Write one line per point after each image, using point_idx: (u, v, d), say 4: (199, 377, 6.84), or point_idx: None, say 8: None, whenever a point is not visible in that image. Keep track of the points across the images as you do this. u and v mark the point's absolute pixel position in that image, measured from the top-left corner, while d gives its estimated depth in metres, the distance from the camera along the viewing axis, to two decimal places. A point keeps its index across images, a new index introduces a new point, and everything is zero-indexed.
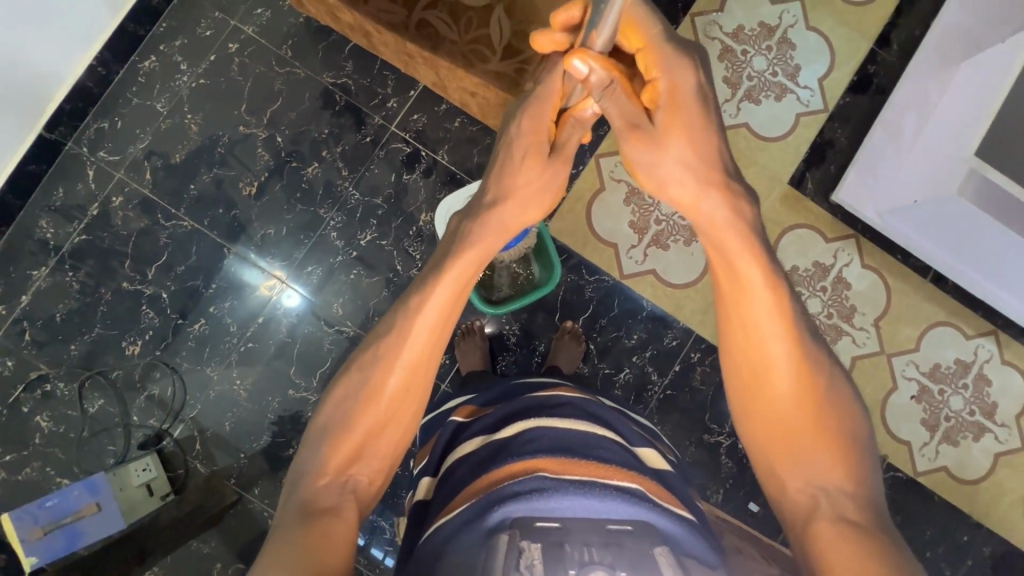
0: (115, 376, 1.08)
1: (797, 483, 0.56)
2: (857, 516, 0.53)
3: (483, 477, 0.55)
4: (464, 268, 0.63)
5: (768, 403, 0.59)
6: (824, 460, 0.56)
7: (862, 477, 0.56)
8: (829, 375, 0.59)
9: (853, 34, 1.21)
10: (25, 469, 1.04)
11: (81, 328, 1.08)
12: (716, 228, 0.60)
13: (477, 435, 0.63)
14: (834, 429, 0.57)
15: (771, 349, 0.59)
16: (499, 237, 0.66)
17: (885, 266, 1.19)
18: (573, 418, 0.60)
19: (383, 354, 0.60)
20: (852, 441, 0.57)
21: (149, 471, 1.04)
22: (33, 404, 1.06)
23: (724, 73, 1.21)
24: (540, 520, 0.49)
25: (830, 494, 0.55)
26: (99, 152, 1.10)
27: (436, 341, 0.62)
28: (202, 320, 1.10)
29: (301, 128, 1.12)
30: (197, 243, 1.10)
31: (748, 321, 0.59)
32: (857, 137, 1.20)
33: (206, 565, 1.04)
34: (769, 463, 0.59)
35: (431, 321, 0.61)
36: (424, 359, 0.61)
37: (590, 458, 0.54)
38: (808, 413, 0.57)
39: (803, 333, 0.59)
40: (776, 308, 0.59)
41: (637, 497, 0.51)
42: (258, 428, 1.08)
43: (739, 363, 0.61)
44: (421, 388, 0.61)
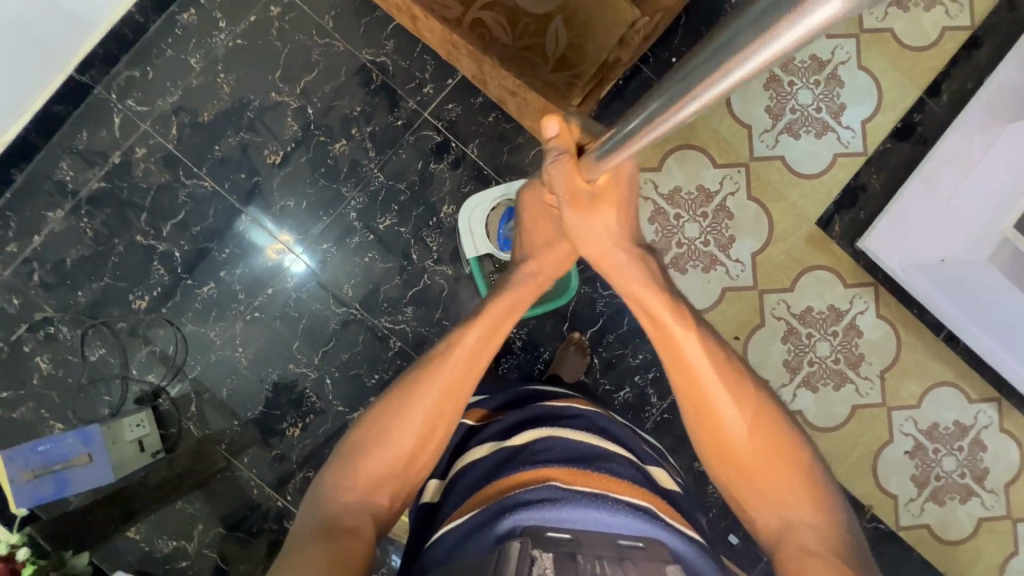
0: (119, 327, 1.07)
1: (764, 514, 0.57)
2: (819, 543, 0.53)
3: (492, 484, 0.54)
4: (496, 313, 0.66)
5: (718, 441, 0.59)
6: (785, 487, 0.56)
7: (828, 506, 0.56)
8: (767, 405, 0.60)
9: (904, 79, 1.19)
10: (20, 409, 1.05)
11: (90, 275, 1.07)
12: (630, 281, 0.65)
13: (488, 440, 0.62)
14: (785, 460, 0.57)
15: (708, 389, 0.60)
16: (531, 291, 0.71)
17: (900, 319, 1.18)
18: (585, 431, 0.60)
19: (421, 374, 0.62)
20: (807, 469, 0.57)
21: (143, 428, 1.04)
22: (34, 344, 1.06)
23: (768, 102, 1.19)
24: (552, 530, 0.48)
25: (794, 524, 0.55)
26: (127, 101, 1.08)
27: (474, 366, 0.63)
28: (211, 284, 1.09)
29: (333, 102, 1.10)
30: (216, 205, 1.09)
31: (684, 363, 0.61)
32: (892, 185, 1.18)
33: (188, 525, 1.05)
34: (733, 494, 0.59)
35: (468, 349, 0.63)
36: (460, 385, 0.62)
37: (601, 471, 0.54)
38: (759, 448, 0.58)
39: (738, 370, 0.61)
40: (705, 350, 0.61)
41: (647, 515, 0.51)
42: (254, 398, 1.08)
43: (683, 404, 0.62)
44: (450, 414, 0.61)
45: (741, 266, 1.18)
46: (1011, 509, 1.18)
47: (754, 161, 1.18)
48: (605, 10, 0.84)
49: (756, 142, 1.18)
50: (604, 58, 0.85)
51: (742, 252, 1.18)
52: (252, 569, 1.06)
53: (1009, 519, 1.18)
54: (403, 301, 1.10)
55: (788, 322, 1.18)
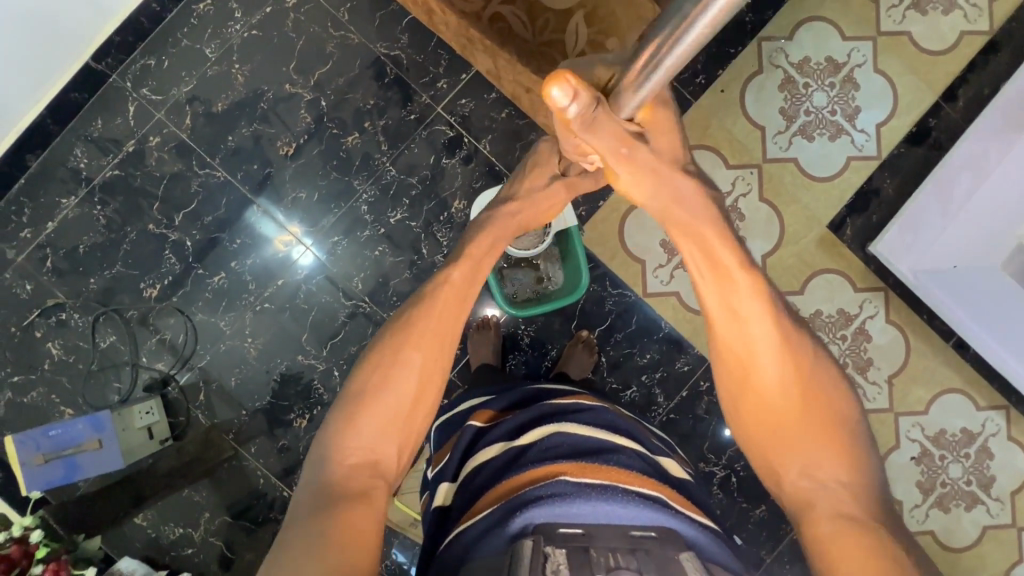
0: (129, 314, 1.08)
1: (793, 475, 0.54)
2: (851, 509, 0.51)
3: (504, 483, 0.54)
4: (478, 250, 0.66)
5: (756, 394, 0.56)
6: (819, 449, 0.54)
7: (863, 472, 0.54)
8: (814, 360, 0.57)
9: (920, 83, 1.18)
10: (31, 393, 1.06)
11: (102, 262, 1.08)
12: (694, 219, 0.57)
13: (496, 441, 0.62)
14: (824, 418, 0.55)
15: (755, 341, 0.56)
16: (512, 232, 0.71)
17: (909, 325, 1.17)
18: (593, 427, 0.60)
19: (406, 324, 0.61)
20: (846, 430, 0.55)
21: (152, 415, 1.04)
22: (46, 330, 1.07)
23: (782, 103, 1.18)
24: (564, 525, 0.48)
25: (827, 487, 0.53)
26: (142, 89, 1.09)
27: (460, 308, 0.63)
28: (222, 274, 1.09)
29: (346, 95, 1.10)
30: (228, 195, 1.10)
31: (729, 308, 0.56)
32: (905, 189, 1.17)
33: (194, 513, 1.06)
34: (763, 452, 0.57)
35: (453, 292, 0.63)
36: (449, 331, 0.61)
37: (610, 464, 0.54)
38: (800, 404, 0.55)
39: (785, 317, 0.57)
40: (756, 295, 0.56)
41: (659, 505, 0.51)
42: (261, 388, 1.09)
43: (724, 354, 0.58)
44: (443, 359, 0.61)
45: None
46: (1017, 518, 1.17)
47: (767, 163, 1.18)
48: (626, 8, 0.84)
49: (769, 144, 1.18)
50: None
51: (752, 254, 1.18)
52: (256, 558, 1.06)
53: (1014, 527, 1.17)
54: (412, 295, 1.10)
55: None
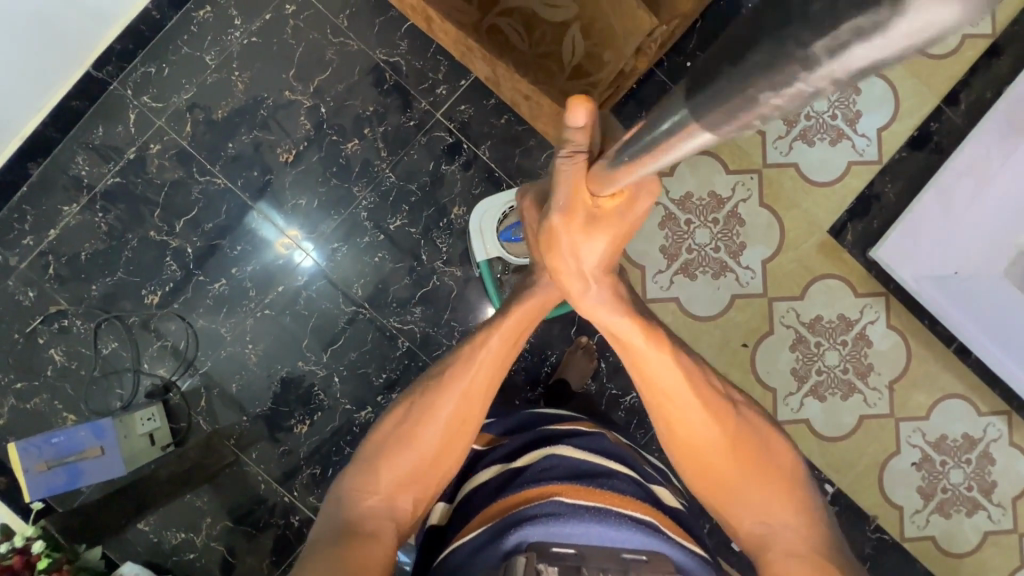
0: (131, 321, 1.09)
1: (747, 522, 0.60)
2: (801, 546, 0.57)
3: (498, 503, 0.55)
4: (523, 314, 0.62)
5: (700, 458, 0.62)
6: (762, 495, 0.60)
7: (805, 507, 0.60)
8: (743, 419, 0.63)
9: (922, 87, 1.17)
10: (35, 400, 1.07)
11: (104, 269, 1.09)
12: (609, 309, 0.59)
13: (494, 463, 0.62)
14: (764, 467, 0.61)
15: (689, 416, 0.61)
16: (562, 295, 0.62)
17: (910, 330, 1.17)
18: (590, 449, 0.61)
19: (440, 382, 0.62)
20: (784, 474, 0.61)
21: (154, 421, 1.05)
22: (49, 337, 1.07)
23: None
24: (557, 545, 0.50)
25: (777, 528, 0.58)
26: (142, 97, 1.09)
27: (496, 372, 0.63)
28: (223, 280, 1.10)
29: (346, 101, 1.10)
30: (228, 202, 1.10)
31: (658, 389, 0.61)
32: (907, 194, 1.17)
33: (196, 518, 1.07)
34: (718, 505, 0.62)
35: (491, 355, 0.62)
36: (482, 391, 0.62)
37: (606, 487, 0.55)
38: (741, 460, 0.61)
39: (709, 386, 0.62)
40: (682, 372, 0.61)
41: (650, 528, 0.52)
42: (262, 394, 1.09)
43: (660, 428, 0.63)
44: (473, 420, 0.62)
45: (751, 273, 1.17)
46: (1018, 523, 1.17)
47: (767, 168, 1.17)
48: (622, 18, 0.83)
49: (769, 149, 1.18)
50: (621, 66, 0.84)
51: (753, 259, 1.17)
52: (258, 562, 1.07)
53: (1016, 533, 1.17)
54: (412, 301, 1.10)
55: (797, 331, 1.17)
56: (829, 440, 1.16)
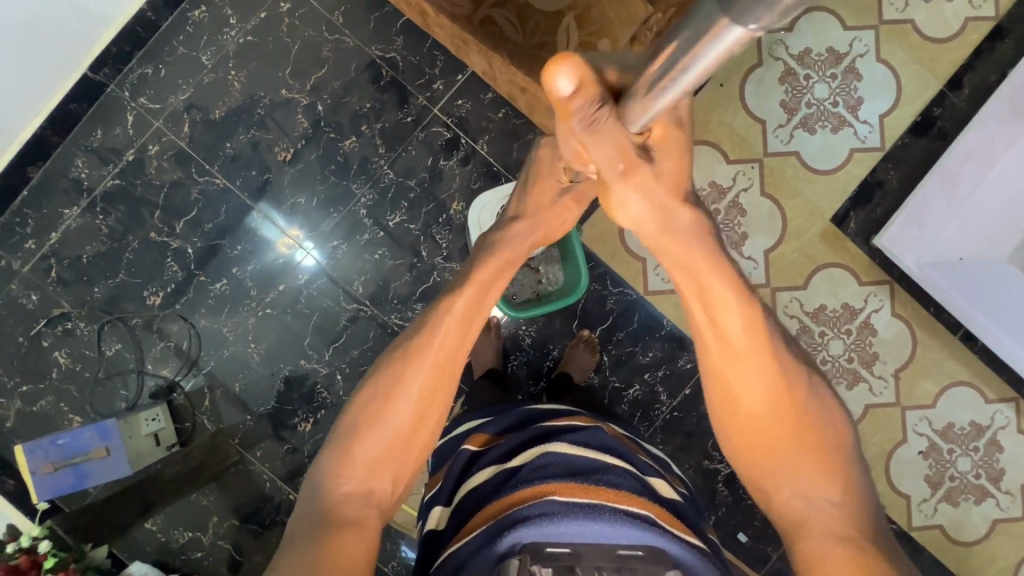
0: (133, 322, 1.09)
1: (784, 495, 0.56)
2: (845, 527, 0.53)
3: (493, 504, 0.57)
4: (490, 271, 0.65)
5: (750, 420, 0.57)
6: (810, 468, 0.55)
7: (852, 487, 0.56)
8: (807, 384, 0.57)
9: (924, 72, 1.16)
10: (40, 402, 1.07)
11: (106, 271, 1.09)
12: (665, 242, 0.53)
13: (489, 464, 0.63)
14: (814, 439, 0.56)
15: (745, 373, 0.56)
16: (527, 249, 0.69)
17: (916, 318, 1.16)
18: (584, 446, 0.61)
19: (407, 354, 0.60)
20: (834, 448, 0.57)
21: (159, 421, 1.05)
22: (52, 339, 1.08)
23: (783, 96, 1.16)
24: (551, 545, 0.51)
25: (821, 507, 0.54)
26: (140, 98, 1.09)
27: (464, 335, 0.62)
28: (224, 280, 1.10)
29: (343, 99, 1.10)
30: (227, 202, 1.10)
31: (723, 341, 0.56)
32: (910, 180, 1.15)
33: (203, 517, 1.07)
34: (755, 475, 0.58)
35: (457, 320, 0.61)
36: (451, 357, 0.61)
37: (599, 484, 0.56)
38: (793, 428, 0.56)
39: (776, 343, 0.56)
40: (747, 321, 0.55)
41: (647, 523, 0.52)
42: (266, 393, 1.10)
43: (716, 379, 0.57)
44: (445, 388, 0.61)
45: (753, 264, 1.16)
46: None
47: (768, 157, 1.16)
48: (616, 8, 0.84)
49: (770, 137, 1.16)
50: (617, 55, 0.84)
51: (755, 249, 1.16)
52: (265, 560, 1.08)
53: None
54: (413, 297, 1.10)
55: (801, 320, 1.16)
56: None
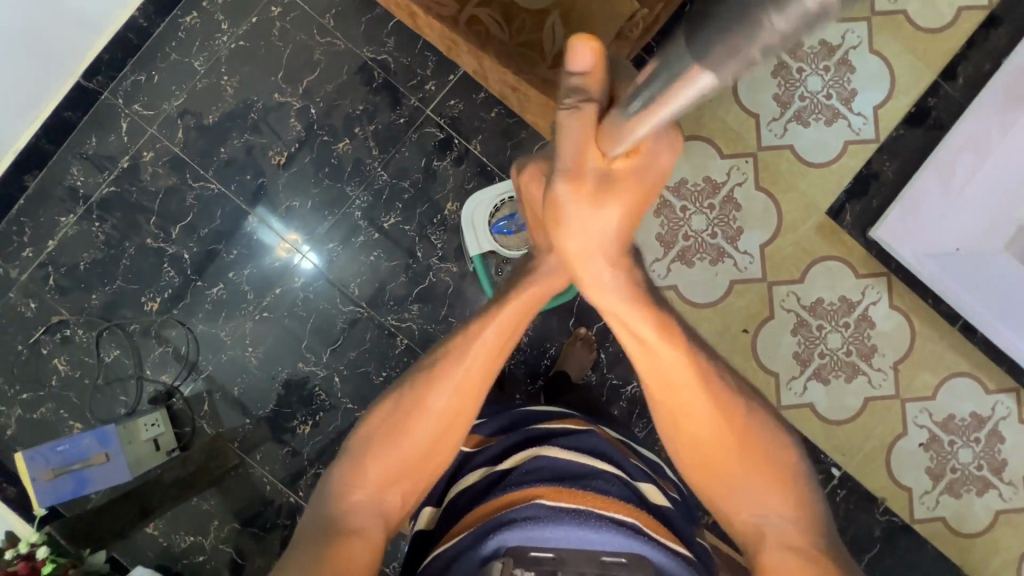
0: (132, 328, 1.09)
1: (737, 513, 0.59)
2: (798, 540, 0.55)
3: (482, 506, 0.58)
4: (523, 298, 0.59)
5: (698, 445, 0.60)
6: (760, 486, 0.58)
7: (801, 499, 0.58)
8: (747, 409, 0.61)
9: (918, 62, 1.15)
10: (41, 409, 1.08)
11: (103, 278, 1.10)
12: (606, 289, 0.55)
13: (481, 466, 0.64)
14: (760, 459, 0.59)
15: (688, 404, 0.59)
16: (559, 281, 0.59)
17: (914, 309, 1.15)
18: (576, 449, 0.62)
19: (434, 374, 0.60)
20: (780, 466, 0.59)
21: (158, 427, 1.06)
22: (51, 347, 1.09)
23: (776, 90, 1.16)
24: (535, 549, 0.52)
25: (775, 522, 0.57)
26: (133, 105, 1.10)
27: (491, 363, 0.61)
28: (221, 284, 1.10)
29: (335, 101, 1.10)
30: (223, 206, 1.10)
31: (662, 376, 0.58)
32: (906, 172, 1.15)
33: (204, 521, 1.08)
34: (710, 495, 0.61)
35: (486, 347, 0.60)
36: (477, 384, 0.60)
37: (587, 489, 0.56)
38: (739, 451, 0.59)
39: (714, 375, 0.59)
40: (685, 356, 0.58)
41: (631, 530, 0.53)
42: (265, 396, 1.10)
43: (663, 407, 0.61)
44: (467, 413, 0.61)
45: (749, 258, 1.16)
46: None
47: (762, 151, 1.16)
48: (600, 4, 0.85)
49: (764, 131, 1.16)
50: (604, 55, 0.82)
51: (750, 244, 1.16)
52: (267, 563, 1.08)
53: None
54: (409, 298, 1.10)
55: (798, 314, 1.16)
56: (833, 423, 1.15)
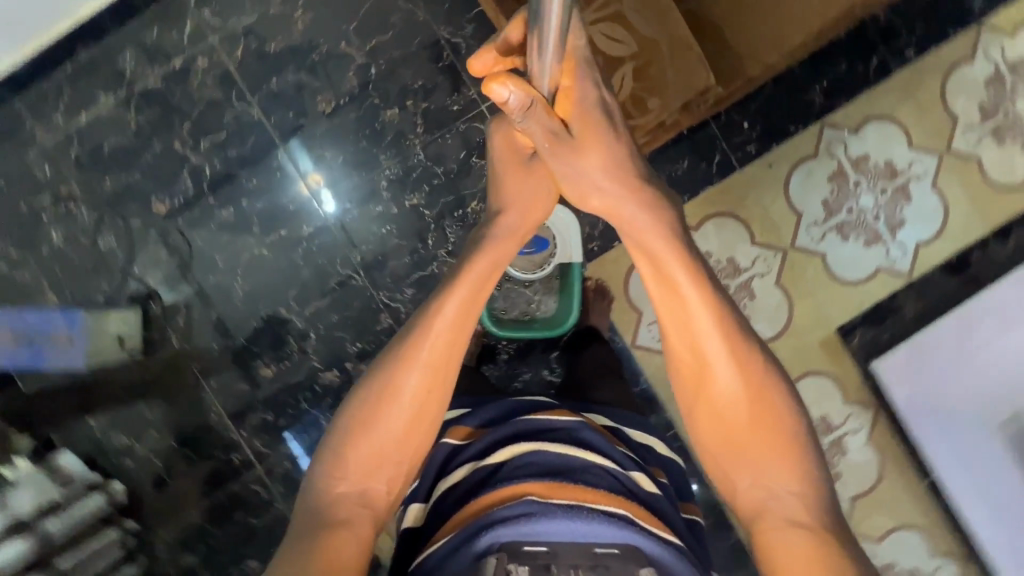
0: (133, 223, 1.09)
1: (744, 483, 0.60)
2: (801, 515, 0.57)
3: (476, 500, 0.59)
4: (479, 273, 0.63)
5: (710, 402, 0.62)
6: (771, 457, 0.59)
7: (806, 471, 0.59)
8: (766, 373, 0.61)
9: (976, 213, 1.13)
10: (24, 272, 1.08)
11: (122, 166, 1.09)
12: (639, 232, 0.61)
13: (466, 462, 0.64)
14: (774, 429, 0.60)
15: (709, 356, 0.61)
16: (513, 244, 0.66)
17: (889, 451, 1.13)
18: (563, 443, 0.63)
19: (399, 354, 0.61)
20: (790, 437, 0.60)
21: (127, 326, 1.07)
22: (53, 216, 1.09)
23: (826, 195, 1.14)
24: (529, 544, 0.53)
25: (780, 496, 0.59)
26: (204, 10, 1.09)
27: (455, 338, 0.62)
28: (231, 209, 1.10)
29: (397, 69, 1.09)
30: (256, 134, 1.10)
31: (692, 337, 0.61)
32: (927, 315, 1.12)
33: (143, 428, 1.09)
34: (718, 460, 0.62)
35: (448, 325, 0.61)
36: (442, 364, 0.61)
37: (578, 483, 0.58)
38: (753, 417, 0.60)
39: (740, 332, 0.62)
40: (711, 313, 0.61)
41: (622, 521, 0.55)
42: (238, 328, 1.10)
43: (682, 368, 0.63)
44: (437, 392, 0.62)
45: None
46: None
47: (793, 250, 1.14)
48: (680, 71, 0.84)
49: (801, 231, 1.14)
50: (664, 118, 0.85)
51: None
52: (191, 487, 1.09)
53: None
54: (406, 280, 1.10)
55: None
56: None
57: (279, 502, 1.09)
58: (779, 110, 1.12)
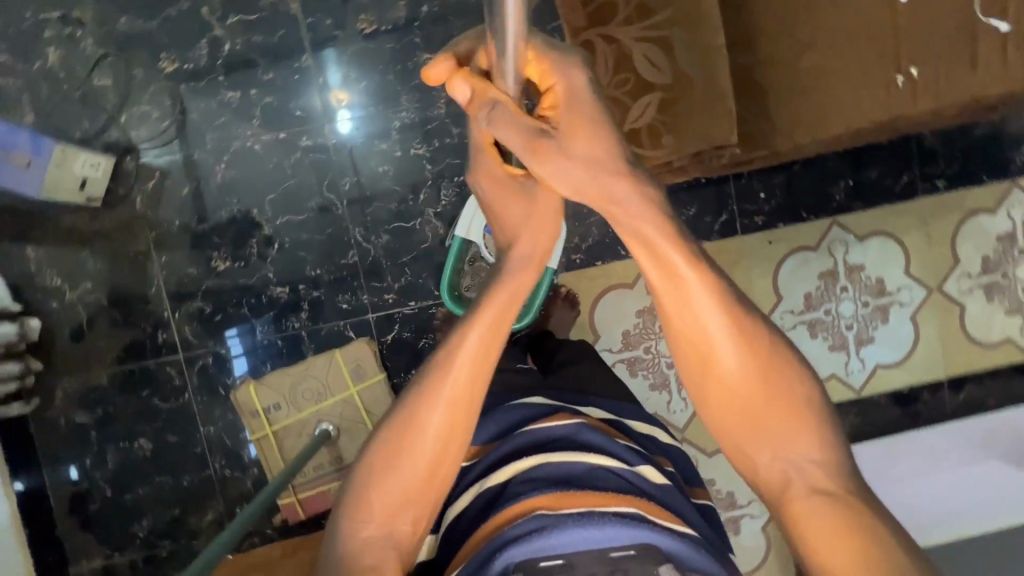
0: (134, 72, 1.05)
1: (765, 459, 0.47)
2: (828, 483, 0.45)
3: (481, 529, 0.48)
4: (511, 296, 0.49)
5: (716, 390, 0.47)
6: (789, 432, 0.46)
7: (825, 433, 0.47)
8: (772, 342, 0.47)
9: (941, 356, 1.14)
10: (9, 80, 1.04)
11: (142, 11, 1.04)
12: (635, 218, 0.44)
13: (469, 487, 0.54)
14: (787, 400, 0.47)
15: (710, 333, 0.46)
16: (531, 276, 0.50)
17: (778, 547, 1.15)
18: (559, 447, 0.52)
19: (421, 384, 0.48)
20: (805, 401, 0.47)
21: (95, 170, 1.02)
22: (55, 34, 1.04)
23: (812, 288, 1.13)
24: (543, 562, 0.42)
25: (803, 468, 0.46)
26: None
27: (487, 367, 0.48)
28: (237, 93, 1.06)
29: (449, 17, 1.06)
30: (287, 29, 1.06)
31: (694, 332, 0.47)
32: (860, 434, 1.14)
33: (77, 275, 1.06)
34: (733, 440, 0.48)
35: (477, 354, 0.48)
36: (470, 398, 0.48)
37: (586, 488, 0.47)
38: (764, 391, 0.46)
39: (741, 300, 0.47)
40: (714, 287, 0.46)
41: (634, 518, 0.44)
42: (204, 213, 1.07)
43: (682, 357, 0.48)
44: (466, 427, 0.49)
45: (684, 405, 1.12)
46: None
47: None
48: (703, 120, 0.83)
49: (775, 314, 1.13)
50: (672, 158, 0.86)
51: None
52: (105, 348, 1.07)
53: None
54: (385, 225, 1.08)
55: None
56: None
57: (188, 392, 1.08)
58: (797, 193, 1.12)
